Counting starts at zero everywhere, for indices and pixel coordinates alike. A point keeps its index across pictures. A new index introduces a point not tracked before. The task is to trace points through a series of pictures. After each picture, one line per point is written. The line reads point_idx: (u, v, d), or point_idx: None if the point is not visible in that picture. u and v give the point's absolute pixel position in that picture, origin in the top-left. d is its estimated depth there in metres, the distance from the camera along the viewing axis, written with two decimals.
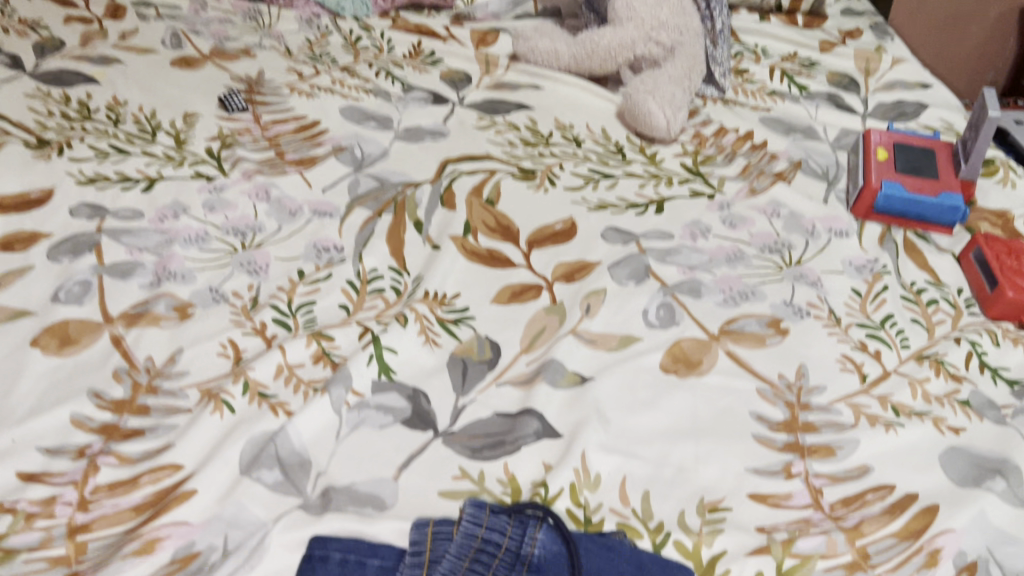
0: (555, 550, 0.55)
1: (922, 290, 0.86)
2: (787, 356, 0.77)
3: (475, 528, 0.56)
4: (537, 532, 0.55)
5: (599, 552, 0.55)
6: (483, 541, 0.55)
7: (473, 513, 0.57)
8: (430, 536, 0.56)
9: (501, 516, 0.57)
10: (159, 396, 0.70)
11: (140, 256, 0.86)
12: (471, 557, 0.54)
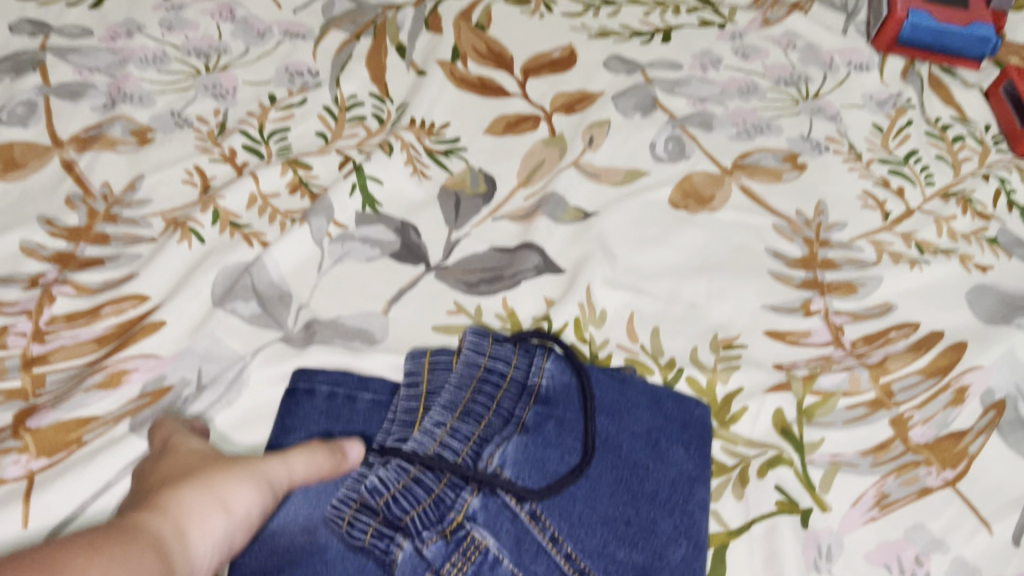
0: (563, 379, 0.51)
1: (948, 126, 0.80)
2: (804, 192, 0.71)
3: (477, 356, 0.52)
4: (544, 361, 0.52)
5: (611, 384, 0.52)
6: (486, 371, 0.51)
7: (474, 343, 0.52)
8: (426, 369, 0.52)
9: (505, 345, 0.53)
10: (119, 225, 0.63)
11: (90, 78, 0.76)
12: (473, 387, 0.50)
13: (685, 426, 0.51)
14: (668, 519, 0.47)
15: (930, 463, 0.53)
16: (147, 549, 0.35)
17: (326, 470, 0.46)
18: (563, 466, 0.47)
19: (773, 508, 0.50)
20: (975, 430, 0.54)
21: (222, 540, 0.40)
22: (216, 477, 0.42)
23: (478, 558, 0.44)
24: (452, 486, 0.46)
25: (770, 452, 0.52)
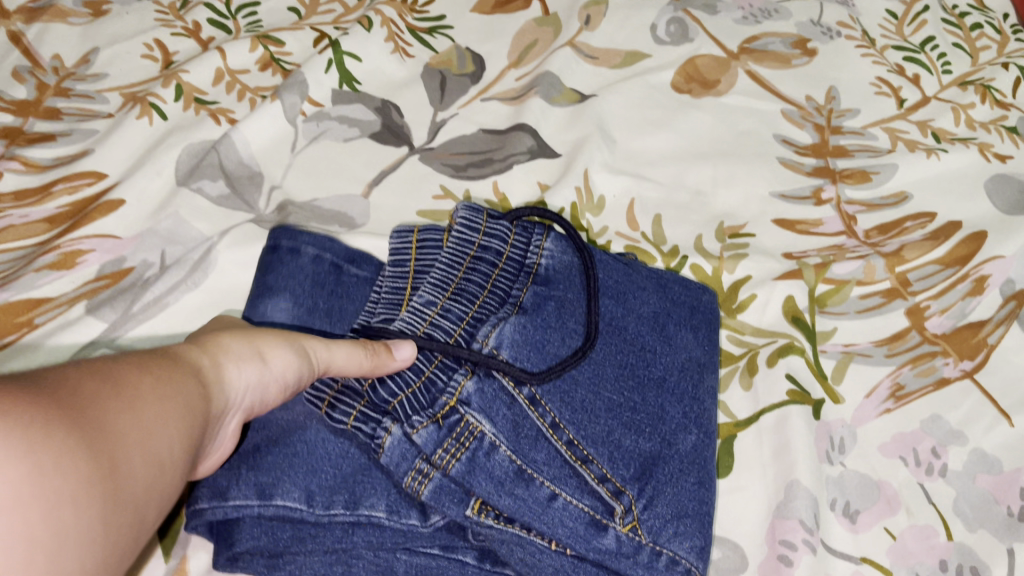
0: (564, 258, 0.47)
1: (965, 14, 0.74)
2: (815, 78, 0.66)
3: (473, 231, 0.47)
4: (544, 239, 0.48)
5: (615, 266, 0.49)
6: (481, 246, 0.46)
7: (468, 218, 0.47)
8: (413, 246, 0.47)
9: (502, 219, 0.47)
10: (71, 100, 0.58)
11: None
12: (467, 264, 0.46)
13: (693, 314, 0.49)
14: (676, 407, 0.45)
15: (947, 354, 0.49)
16: (188, 375, 0.33)
17: (365, 370, 0.40)
18: (564, 349, 0.44)
19: (785, 397, 0.47)
20: (994, 321, 0.51)
21: (256, 389, 0.37)
22: (257, 334, 0.39)
23: (473, 444, 0.40)
24: (445, 368, 0.42)
25: (780, 342, 0.50)
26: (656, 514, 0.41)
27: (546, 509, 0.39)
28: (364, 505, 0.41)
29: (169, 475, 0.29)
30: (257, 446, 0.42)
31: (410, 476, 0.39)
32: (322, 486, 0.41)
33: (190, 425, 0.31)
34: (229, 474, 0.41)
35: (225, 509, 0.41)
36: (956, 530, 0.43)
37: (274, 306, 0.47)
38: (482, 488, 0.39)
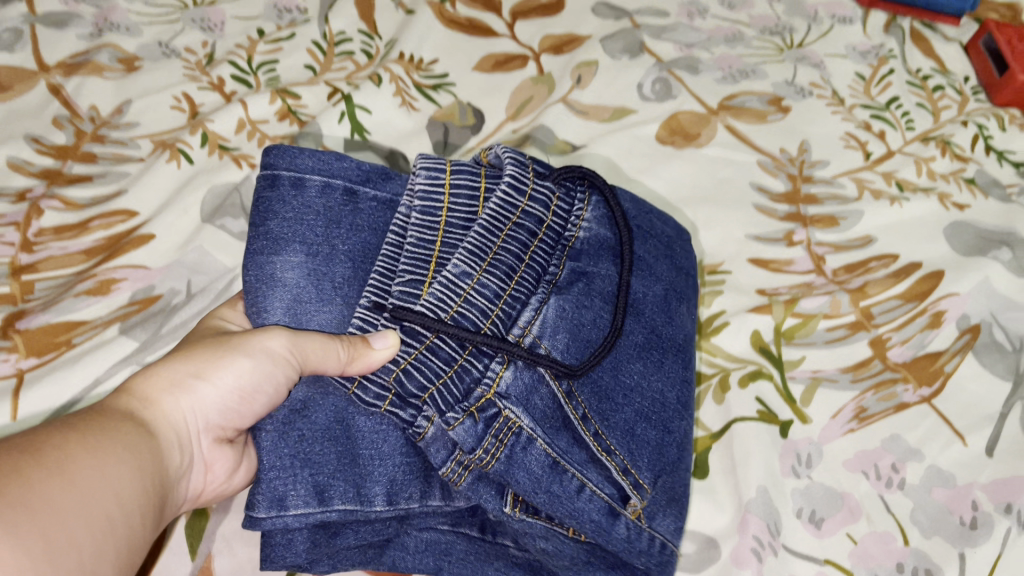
0: (600, 231, 0.52)
1: (928, 77, 0.81)
2: (788, 131, 0.72)
3: (519, 198, 0.49)
4: (586, 212, 0.52)
5: (643, 245, 0.54)
6: (523, 215, 0.49)
7: (516, 183, 0.49)
8: (446, 189, 0.49)
9: (547, 185, 0.50)
10: (106, 146, 0.63)
11: (78, 7, 0.73)
12: (509, 229, 0.48)
13: (686, 273, 0.56)
14: (676, 389, 0.50)
15: (907, 380, 0.54)
16: (126, 420, 0.38)
17: (342, 363, 0.42)
18: (596, 333, 0.48)
19: (754, 415, 0.52)
20: (950, 352, 0.55)
21: (202, 410, 0.43)
22: (204, 355, 0.44)
23: (511, 439, 0.44)
24: (479, 356, 0.46)
25: (749, 368, 0.55)
26: (653, 500, 0.47)
27: (576, 499, 0.45)
28: (399, 497, 0.47)
29: (128, 508, 0.34)
30: (303, 448, 0.46)
31: (449, 465, 0.45)
32: (365, 480, 0.47)
33: (138, 468, 0.36)
34: (285, 483, 0.45)
35: (285, 520, 0.45)
36: (913, 536, 0.48)
37: (284, 263, 0.47)
38: (521, 483, 0.44)
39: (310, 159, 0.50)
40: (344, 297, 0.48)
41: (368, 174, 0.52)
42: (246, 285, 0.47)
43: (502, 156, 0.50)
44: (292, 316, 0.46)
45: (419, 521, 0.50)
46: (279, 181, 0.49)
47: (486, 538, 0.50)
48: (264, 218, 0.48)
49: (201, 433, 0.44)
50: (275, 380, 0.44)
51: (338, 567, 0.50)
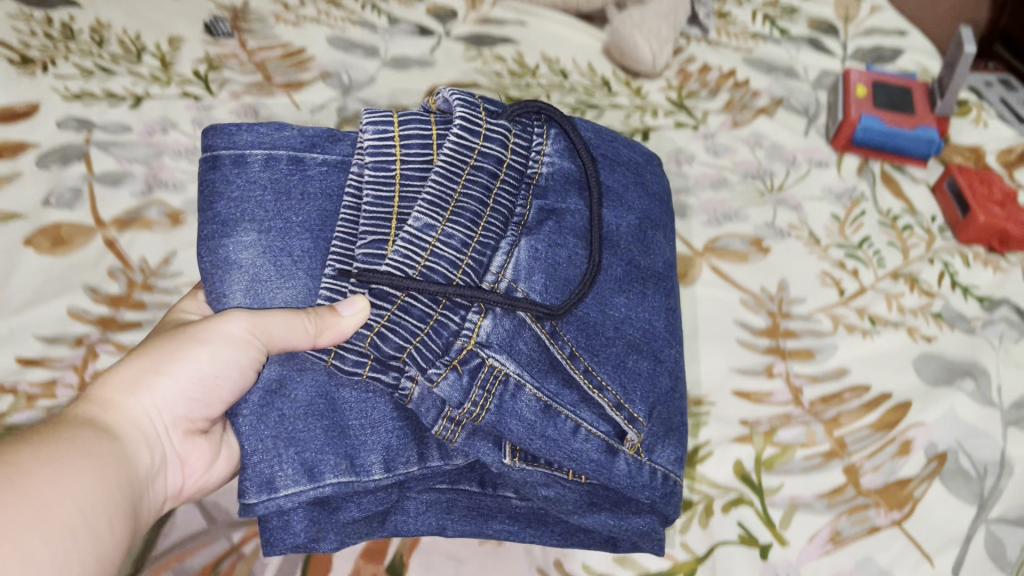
0: (560, 164, 0.61)
1: (898, 217, 0.88)
2: (768, 271, 0.79)
3: (472, 143, 0.57)
4: (546, 146, 0.61)
5: (608, 174, 0.64)
6: (479, 160, 0.57)
7: (467, 129, 0.57)
8: (398, 148, 0.56)
9: (497, 127, 0.58)
10: (155, 293, 0.72)
11: (130, 167, 0.86)
12: (468, 173, 0.56)
13: (654, 195, 0.67)
14: (660, 319, 0.60)
15: (878, 505, 0.60)
16: (92, 427, 0.45)
17: (311, 332, 0.50)
18: (573, 271, 0.56)
19: (736, 539, 0.58)
20: (918, 478, 0.61)
21: (156, 407, 0.50)
22: (159, 355, 0.51)
23: (499, 388, 0.51)
24: (453, 309, 0.52)
25: (732, 494, 0.60)
26: (650, 434, 0.56)
27: (573, 439, 0.52)
28: (390, 462, 0.54)
29: (116, 499, 0.42)
30: (285, 428, 0.52)
31: (441, 423, 0.51)
32: (356, 453, 0.53)
33: (113, 467, 0.44)
34: (274, 464, 0.52)
35: (277, 499, 0.51)
36: None
37: (238, 245, 0.55)
38: (516, 430, 0.51)
39: (247, 135, 0.58)
40: (302, 267, 0.56)
41: (310, 143, 0.60)
42: (202, 268, 0.55)
43: (450, 102, 0.58)
44: (251, 293, 0.55)
45: (420, 483, 0.56)
46: (221, 161, 0.57)
47: (487, 490, 0.57)
48: (212, 201, 0.56)
49: (169, 429, 0.51)
50: (237, 365, 0.52)
51: (345, 543, 0.56)
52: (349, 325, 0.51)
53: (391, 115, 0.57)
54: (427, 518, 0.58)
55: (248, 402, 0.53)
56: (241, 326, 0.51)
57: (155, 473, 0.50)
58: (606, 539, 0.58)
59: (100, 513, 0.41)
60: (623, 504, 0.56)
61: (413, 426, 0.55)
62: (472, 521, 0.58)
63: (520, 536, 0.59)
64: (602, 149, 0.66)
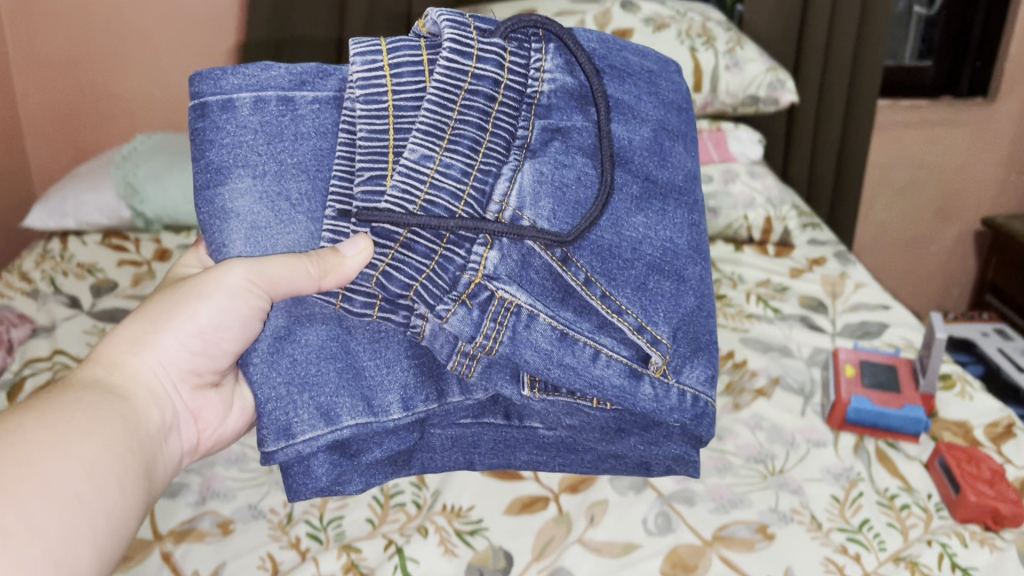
0: (561, 78, 0.72)
1: (895, 496, 0.94)
2: (772, 560, 0.84)
3: (464, 66, 0.67)
4: (543, 61, 0.72)
5: (617, 87, 0.75)
6: (475, 83, 0.67)
7: (456, 50, 0.66)
8: (389, 85, 0.66)
9: (490, 45, 0.68)
10: None
11: (185, 477, 0.96)
12: (463, 99, 0.67)
13: (670, 105, 0.78)
14: (683, 237, 0.72)
15: None
16: (99, 393, 0.62)
17: (313, 276, 0.65)
18: (578, 195, 0.68)
19: None
20: None
21: (157, 369, 0.68)
22: (158, 325, 0.69)
23: (513, 319, 0.66)
24: (453, 244, 0.65)
25: None
26: (678, 356, 0.71)
27: (594, 363, 0.68)
28: (401, 401, 0.72)
29: (111, 454, 0.58)
30: (296, 373, 0.69)
31: (454, 357, 0.69)
32: (368, 393, 0.71)
33: (111, 431, 0.60)
34: (289, 412, 0.69)
35: (300, 443, 0.69)
36: None
37: (235, 192, 0.67)
38: (533, 360, 0.67)
39: (234, 79, 0.67)
40: (299, 209, 0.69)
41: (299, 80, 0.69)
42: (201, 220, 0.68)
43: (438, 23, 0.67)
44: (250, 240, 0.68)
45: (444, 419, 0.77)
46: (210, 107, 0.67)
47: (511, 422, 0.78)
48: (205, 150, 0.67)
49: (178, 383, 0.70)
50: (237, 312, 0.68)
51: (376, 476, 0.75)
52: (353, 266, 0.65)
53: (378, 43, 0.66)
54: (453, 454, 0.81)
55: (259, 350, 0.70)
56: (241, 275, 0.66)
57: (169, 424, 0.69)
58: (640, 465, 0.85)
59: (107, 471, 0.56)
60: (655, 430, 0.75)
61: (425, 364, 0.73)
62: (497, 454, 0.82)
63: (548, 465, 0.84)
64: (611, 61, 0.76)
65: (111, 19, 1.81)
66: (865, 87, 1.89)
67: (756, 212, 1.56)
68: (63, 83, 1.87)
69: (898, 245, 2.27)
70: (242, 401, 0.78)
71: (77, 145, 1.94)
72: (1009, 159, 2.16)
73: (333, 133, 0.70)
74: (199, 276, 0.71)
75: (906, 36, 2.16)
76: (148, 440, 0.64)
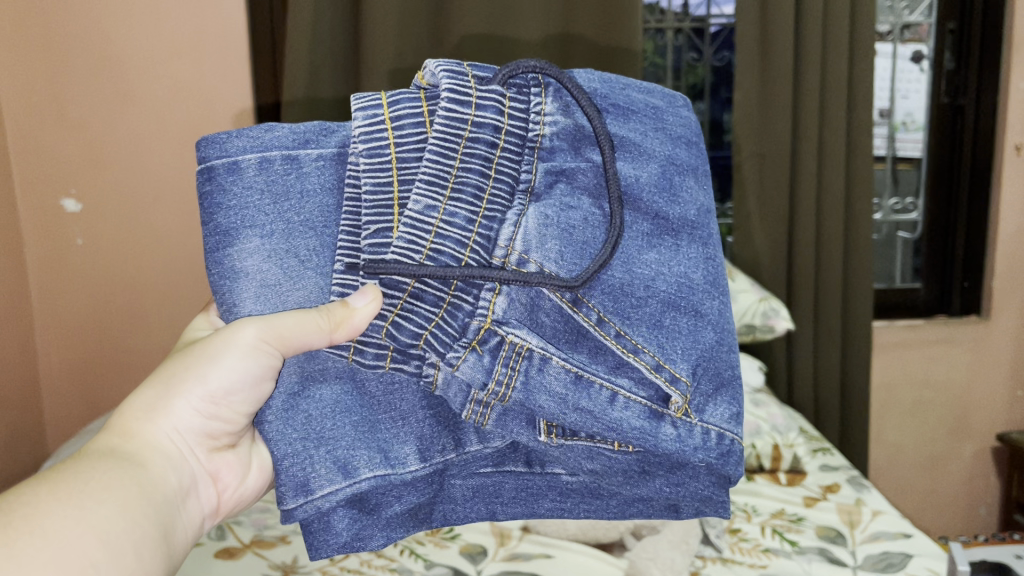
0: (563, 120, 0.73)
1: None
2: None
3: (464, 114, 0.69)
4: (544, 104, 0.73)
5: (621, 125, 0.75)
6: (475, 130, 0.70)
7: (453, 100, 0.69)
8: (391, 138, 0.70)
9: (488, 92, 0.70)
10: None
11: None
12: (465, 147, 0.69)
13: (678, 139, 0.77)
14: (698, 271, 0.73)
15: None
16: (118, 459, 0.71)
17: (322, 336, 0.68)
18: (587, 236, 0.70)
19: None
20: None
21: (173, 430, 0.78)
22: (172, 390, 0.78)
23: (524, 364, 0.68)
24: (462, 289, 0.69)
25: None
26: (699, 397, 0.70)
27: (612, 405, 0.69)
28: (417, 452, 0.74)
29: (126, 510, 0.67)
30: (312, 428, 0.72)
31: (468, 408, 0.70)
32: (384, 446, 0.73)
33: (129, 490, 0.69)
34: (306, 468, 0.71)
35: (315, 501, 0.71)
36: None
37: (243, 251, 0.71)
38: (549, 408, 0.69)
39: (238, 141, 0.72)
40: (308, 266, 0.73)
41: (303, 139, 0.74)
42: (213, 282, 0.72)
43: (436, 74, 0.70)
44: (260, 298, 0.72)
45: (463, 469, 0.78)
46: (216, 170, 0.71)
47: (533, 469, 0.78)
48: (212, 212, 0.71)
49: (195, 446, 0.79)
50: (249, 370, 0.74)
51: (395, 533, 0.76)
52: (361, 318, 0.68)
53: (379, 98, 0.70)
54: (476, 505, 0.79)
55: (272, 408, 0.73)
56: (253, 333, 0.71)
57: (187, 487, 0.78)
58: (667, 507, 0.81)
59: (125, 536, 0.65)
60: (680, 471, 0.74)
61: (440, 416, 0.75)
62: (520, 504, 0.80)
63: (574, 513, 0.81)
64: (614, 99, 0.76)
65: (136, 280, 1.93)
66: (857, 309, 1.97)
67: (763, 440, 1.54)
68: (87, 342, 1.96)
69: (917, 467, 2.23)
70: (259, 460, 0.87)
71: (94, 400, 1.99)
72: (1014, 374, 2.19)
73: (338, 188, 0.73)
74: (209, 339, 0.78)
75: (893, 256, 2.23)
76: (166, 504, 0.72)
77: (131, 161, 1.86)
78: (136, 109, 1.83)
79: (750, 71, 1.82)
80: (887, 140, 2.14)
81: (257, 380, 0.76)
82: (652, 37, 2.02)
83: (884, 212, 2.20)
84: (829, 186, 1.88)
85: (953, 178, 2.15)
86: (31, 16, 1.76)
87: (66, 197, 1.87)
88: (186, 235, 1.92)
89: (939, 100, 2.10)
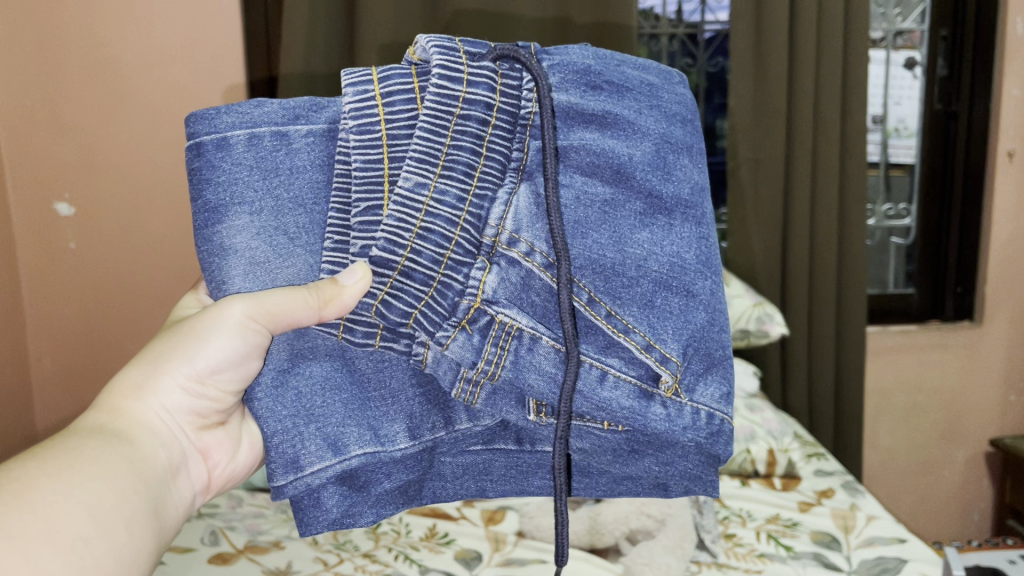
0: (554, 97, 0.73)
1: None
2: None
3: (455, 91, 0.69)
4: None
5: (615, 102, 0.74)
6: (466, 107, 0.69)
7: (445, 77, 0.69)
8: (382, 116, 0.70)
9: (480, 68, 0.70)
10: None
11: None
12: (456, 124, 0.69)
13: (673, 118, 0.76)
14: (691, 250, 0.72)
15: None
16: (108, 434, 0.71)
17: (310, 313, 0.68)
18: (575, 215, 0.70)
19: None
20: None
21: (161, 407, 0.78)
22: (160, 369, 0.78)
23: (515, 341, 0.69)
24: (455, 265, 0.68)
25: None
26: (686, 378, 0.70)
27: (601, 385, 0.69)
28: (407, 430, 0.74)
29: (116, 481, 0.67)
30: (303, 406, 0.72)
31: (459, 387, 0.71)
32: (374, 423, 0.73)
33: (121, 463, 0.69)
34: (296, 444, 0.71)
35: (305, 478, 0.71)
36: None
37: (231, 228, 0.71)
38: (539, 387, 0.69)
39: (227, 118, 0.71)
40: (297, 243, 0.73)
41: (293, 115, 0.73)
42: (202, 260, 0.72)
43: (427, 50, 0.70)
44: (249, 275, 0.72)
45: (454, 446, 0.78)
46: (205, 146, 0.71)
47: (523, 447, 0.78)
48: (201, 189, 0.71)
49: (184, 426, 0.79)
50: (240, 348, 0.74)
51: (385, 512, 0.75)
52: (350, 296, 0.68)
53: (369, 74, 0.70)
54: (465, 482, 0.79)
55: (262, 385, 0.72)
56: (241, 311, 0.71)
57: (176, 464, 0.78)
58: (656, 485, 0.78)
59: (115, 514, 0.64)
60: (669, 450, 0.73)
61: (430, 394, 0.75)
62: (510, 481, 0.80)
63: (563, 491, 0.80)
64: (608, 76, 0.75)
65: (129, 282, 1.93)
66: (851, 307, 1.97)
67: (758, 446, 1.54)
68: (79, 345, 1.95)
69: (910, 471, 2.24)
70: (251, 437, 0.86)
71: (85, 404, 1.98)
72: (1007, 377, 2.20)
73: (328, 165, 0.73)
74: (198, 317, 0.78)
75: (887, 262, 2.23)
76: (156, 481, 0.72)
77: (124, 163, 1.86)
78: (128, 112, 1.83)
79: (744, 76, 1.82)
80: (880, 147, 2.14)
81: (246, 358, 0.76)
82: (647, 43, 2.02)
83: (877, 217, 2.20)
84: (821, 183, 1.88)
85: (946, 185, 2.16)
86: (24, 18, 1.76)
87: (60, 201, 1.87)
88: (177, 238, 1.90)
89: (931, 108, 2.11)
